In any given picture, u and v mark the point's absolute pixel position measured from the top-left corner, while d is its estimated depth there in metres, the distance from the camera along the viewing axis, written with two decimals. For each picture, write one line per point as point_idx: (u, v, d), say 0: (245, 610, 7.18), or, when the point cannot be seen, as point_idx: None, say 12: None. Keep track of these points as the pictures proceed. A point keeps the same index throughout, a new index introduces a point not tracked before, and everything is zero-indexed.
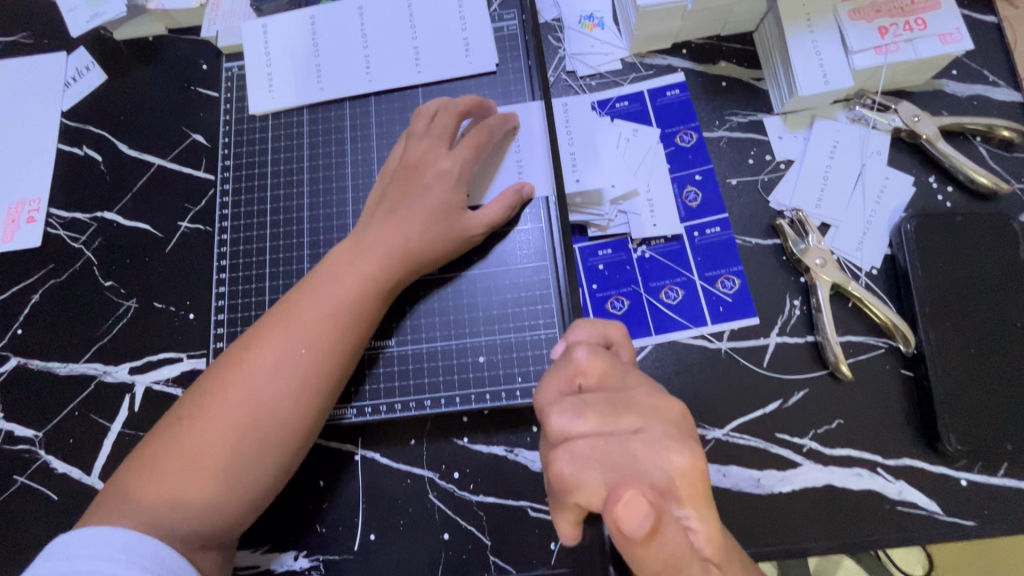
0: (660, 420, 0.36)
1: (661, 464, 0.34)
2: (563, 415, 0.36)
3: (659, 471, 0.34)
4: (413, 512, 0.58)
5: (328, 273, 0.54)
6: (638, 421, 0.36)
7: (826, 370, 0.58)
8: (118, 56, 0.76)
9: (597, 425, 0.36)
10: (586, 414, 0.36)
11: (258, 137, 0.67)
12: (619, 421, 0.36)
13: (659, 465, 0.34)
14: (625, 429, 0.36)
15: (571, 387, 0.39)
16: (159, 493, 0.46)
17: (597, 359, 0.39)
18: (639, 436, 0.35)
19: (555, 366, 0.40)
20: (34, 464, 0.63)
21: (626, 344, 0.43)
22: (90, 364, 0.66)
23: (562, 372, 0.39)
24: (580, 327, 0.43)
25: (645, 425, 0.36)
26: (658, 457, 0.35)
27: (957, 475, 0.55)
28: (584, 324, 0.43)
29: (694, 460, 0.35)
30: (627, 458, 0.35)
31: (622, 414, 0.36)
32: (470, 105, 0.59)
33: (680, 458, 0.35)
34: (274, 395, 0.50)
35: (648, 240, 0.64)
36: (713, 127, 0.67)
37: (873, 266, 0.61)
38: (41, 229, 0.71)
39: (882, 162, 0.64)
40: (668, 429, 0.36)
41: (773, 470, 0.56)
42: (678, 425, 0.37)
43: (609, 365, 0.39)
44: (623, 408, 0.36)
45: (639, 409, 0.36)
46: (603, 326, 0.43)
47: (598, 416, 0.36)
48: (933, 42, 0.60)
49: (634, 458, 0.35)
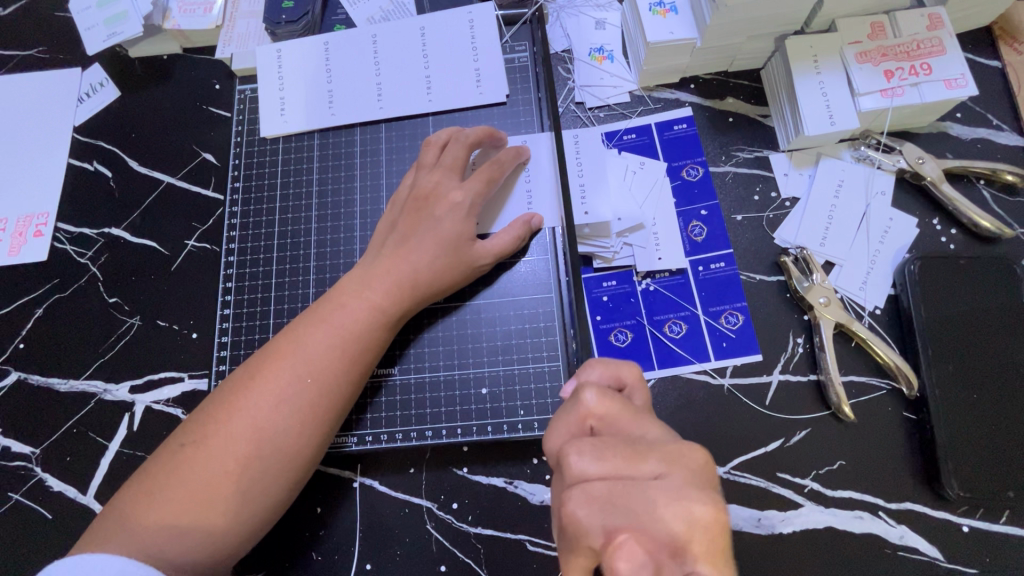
0: (682, 467, 0.36)
1: (679, 514, 0.33)
2: (580, 455, 0.36)
3: (678, 521, 0.33)
4: (410, 543, 0.58)
5: (335, 301, 0.54)
6: (658, 466, 0.35)
7: (828, 411, 0.58)
8: (132, 73, 0.77)
9: (616, 468, 0.35)
10: (603, 455, 0.36)
11: (269, 160, 0.68)
12: (640, 465, 0.35)
13: (680, 516, 0.33)
14: (646, 474, 0.35)
15: (583, 429, 0.39)
16: (159, 521, 0.46)
17: (607, 402, 0.40)
18: (659, 482, 0.35)
19: (568, 408, 0.41)
20: (30, 481, 0.63)
21: (640, 388, 0.44)
22: (90, 382, 0.66)
23: (575, 413, 0.40)
24: (593, 368, 0.44)
25: (665, 470, 0.35)
26: (680, 507, 0.33)
27: (959, 521, 0.55)
28: (595, 365, 0.45)
29: (715, 513, 0.34)
30: (647, 505, 0.34)
31: (642, 458, 0.36)
32: (482, 136, 0.60)
33: (699, 508, 0.34)
34: (277, 425, 0.50)
35: (653, 273, 0.64)
36: (719, 162, 0.67)
37: (876, 306, 0.61)
38: (47, 243, 0.71)
39: (887, 203, 0.64)
40: (689, 477, 0.35)
41: (774, 510, 0.56)
42: (700, 473, 0.36)
43: (622, 408, 0.40)
44: (644, 452, 0.36)
45: (660, 454, 0.36)
46: (616, 367, 0.44)
47: (618, 459, 0.36)
48: (938, 87, 0.61)
49: (654, 507, 0.33)
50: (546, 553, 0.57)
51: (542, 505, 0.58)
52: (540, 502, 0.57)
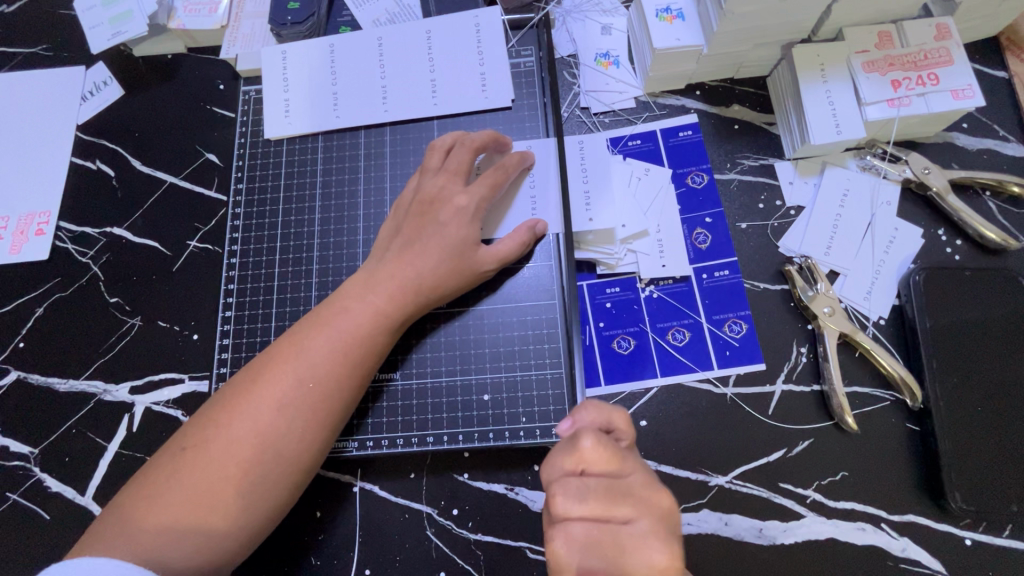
0: (651, 514, 0.37)
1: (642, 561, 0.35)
2: (563, 497, 0.37)
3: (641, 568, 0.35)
4: (410, 548, 0.57)
5: (339, 305, 0.54)
6: (630, 512, 0.37)
7: (831, 421, 0.58)
8: (136, 72, 0.76)
9: (595, 513, 0.36)
10: (586, 499, 0.37)
11: (273, 161, 0.67)
12: (617, 511, 0.36)
13: (643, 562, 0.35)
14: (619, 520, 0.36)
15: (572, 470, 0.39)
16: (159, 525, 0.46)
17: (601, 449, 0.38)
18: (629, 529, 0.36)
19: (560, 446, 0.40)
20: (28, 481, 0.63)
21: (628, 429, 0.43)
22: (90, 382, 0.66)
23: (566, 454, 0.39)
24: (584, 409, 0.43)
25: (636, 517, 0.36)
26: (644, 554, 0.35)
27: (961, 533, 0.55)
28: (587, 405, 0.43)
29: (672, 560, 0.35)
30: (616, 550, 0.35)
31: (620, 505, 0.37)
32: (486, 140, 0.59)
33: (661, 557, 0.35)
34: (279, 429, 0.49)
35: (657, 280, 0.64)
36: (724, 170, 0.67)
37: (881, 316, 0.61)
38: (49, 241, 0.71)
39: (892, 213, 0.64)
40: (656, 525, 0.36)
41: (776, 520, 0.56)
42: (666, 517, 0.37)
43: (612, 455, 0.38)
44: (622, 498, 0.37)
45: (635, 499, 0.37)
46: (607, 411, 0.43)
47: (598, 505, 0.37)
48: (945, 97, 0.61)
49: (622, 552, 0.35)
50: (546, 561, 0.56)
51: (543, 512, 0.57)
52: (540, 509, 0.57)
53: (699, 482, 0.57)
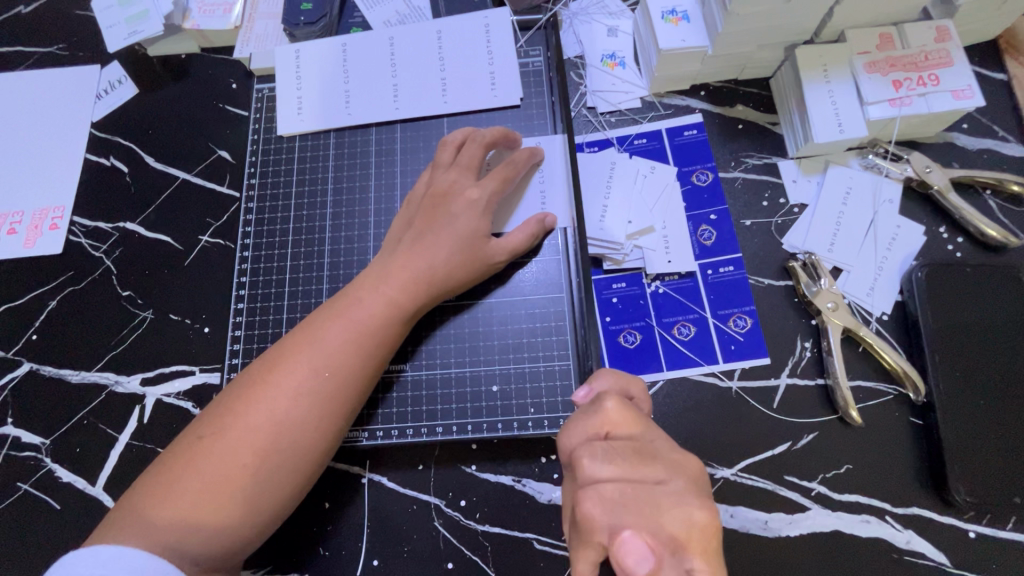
0: (683, 474, 0.38)
1: (679, 516, 0.35)
2: (593, 459, 0.38)
3: (677, 523, 0.35)
4: (418, 539, 0.58)
5: (353, 296, 0.55)
6: (662, 472, 0.37)
7: (835, 415, 0.59)
8: (151, 71, 0.78)
9: (625, 472, 0.37)
10: (615, 460, 0.38)
11: (285, 158, 0.69)
12: (646, 470, 0.37)
13: (679, 519, 0.35)
14: (651, 478, 0.37)
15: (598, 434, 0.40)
16: (176, 514, 0.46)
17: (624, 410, 0.41)
18: (663, 487, 0.37)
19: (582, 413, 0.42)
20: (39, 472, 0.63)
21: (646, 399, 0.46)
22: (102, 373, 0.67)
23: (590, 419, 0.41)
24: (604, 378, 0.47)
25: (668, 477, 0.37)
26: (679, 510, 0.36)
27: (966, 526, 0.55)
28: (606, 375, 0.47)
29: (709, 518, 0.36)
30: (650, 506, 0.36)
31: (649, 463, 0.38)
32: (496, 136, 0.61)
33: (697, 511, 0.36)
34: (295, 418, 0.50)
35: (662, 275, 0.65)
36: (729, 168, 0.68)
37: (884, 312, 0.62)
38: (63, 236, 0.72)
39: (894, 211, 0.65)
40: (688, 483, 0.37)
41: (781, 513, 0.56)
42: (697, 479, 0.38)
43: (635, 417, 0.41)
44: (650, 458, 0.38)
45: (663, 461, 0.38)
46: (624, 380, 0.46)
47: (627, 463, 0.38)
48: (945, 97, 0.62)
49: (657, 507, 0.36)
50: (553, 552, 0.57)
51: (550, 504, 0.58)
52: (548, 501, 0.58)
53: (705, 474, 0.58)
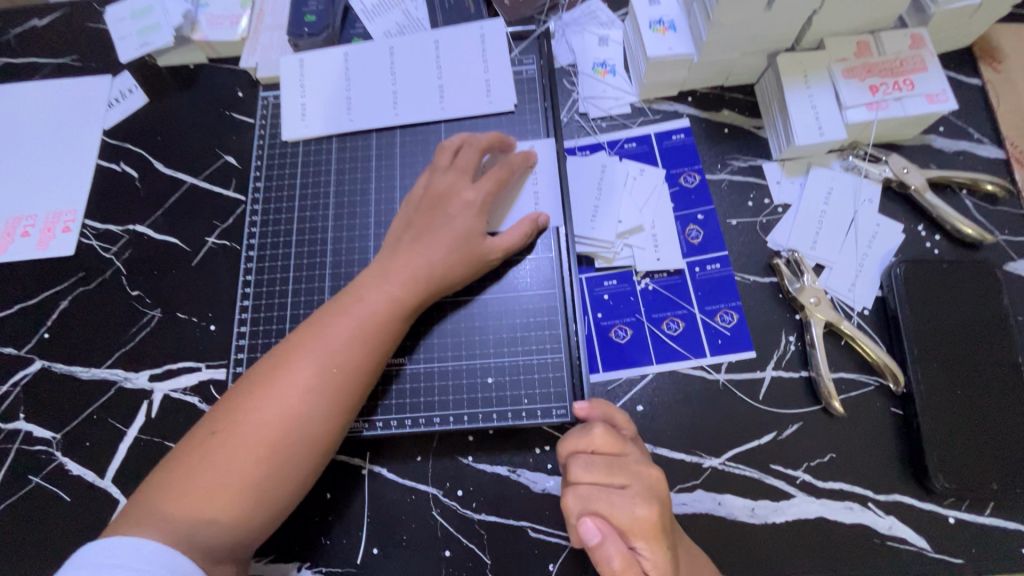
0: (642, 483, 0.48)
1: (630, 510, 0.46)
2: (576, 466, 0.48)
3: (625, 515, 0.46)
4: (416, 528, 0.60)
5: (356, 294, 0.58)
6: (626, 480, 0.48)
7: (819, 406, 0.61)
8: (160, 80, 0.81)
9: (598, 478, 0.48)
10: (593, 468, 0.48)
11: (289, 162, 0.72)
12: (614, 478, 0.48)
13: (628, 513, 0.46)
14: (616, 484, 0.48)
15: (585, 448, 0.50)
16: (190, 506, 0.48)
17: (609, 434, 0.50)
18: (623, 491, 0.47)
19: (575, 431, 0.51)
20: (50, 465, 0.65)
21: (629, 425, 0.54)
22: (112, 370, 0.69)
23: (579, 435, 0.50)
24: (596, 404, 0.55)
25: (629, 484, 0.48)
26: (628, 507, 0.46)
27: (946, 512, 0.57)
28: (598, 403, 0.55)
29: (652, 514, 0.46)
30: (610, 503, 0.46)
31: (617, 473, 0.48)
32: (492, 141, 0.64)
33: (643, 508, 0.46)
34: (302, 411, 0.52)
35: (652, 273, 0.67)
36: (715, 170, 0.71)
37: (865, 307, 0.64)
38: (74, 238, 0.74)
39: (874, 210, 0.68)
40: (643, 490, 0.47)
41: (767, 500, 0.58)
42: (655, 489, 0.48)
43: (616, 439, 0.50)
44: (619, 469, 0.48)
45: (629, 471, 0.48)
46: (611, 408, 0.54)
47: (601, 472, 0.48)
48: (920, 102, 0.65)
49: (614, 504, 0.46)
50: (547, 539, 0.59)
51: (544, 493, 0.60)
52: (542, 490, 0.60)
53: (694, 463, 0.60)
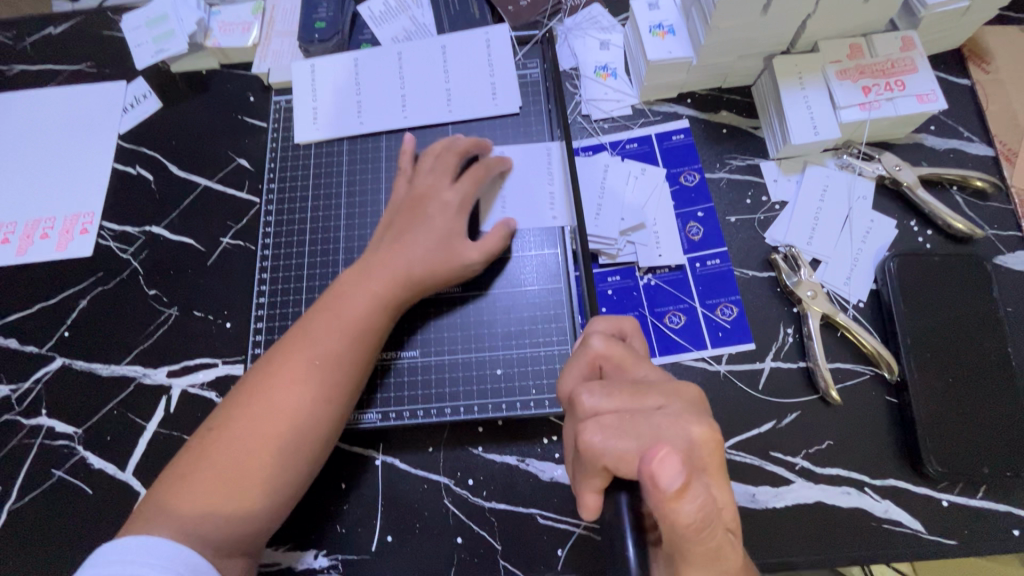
0: (679, 398, 0.41)
1: (685, 433, 0.38)
2: (593, 394, 0.41)
3: (682, 439, 0.38)
4: (429, 516, 0.62)
5: (340, 294, 0.60)
6: (659, 399, 0.41)
7: (816, 395, 0.63)
8: (174, 86, 0.83)
9: (625, 401, 0.41)
10: (613, 393, 0.41)
11: (302, 163, 0.74)
12: (645, 399, 0.41)
13: (686, 436, 0.38)
14: (650, 405, 0.40)
15: (594, 369, 0.45)
16: (192, 502, 0.50)
17: (615, 347, 0.45)
18: (662, 412, 0.40)
19: (578, 356, 0.46)
20: (72, 459, 0.68)
21: (638, 336, 0.51)
22: (130, 366, 0.71)
23: (585, 359, 0.46)
24: (597, 321, 0.51)
25: (665, 402, 0.41)
26: (680, 428, 0.39)
27: (939, 496, 0.59)
28: (599, 319, 0.51)
29: (710, 432, 0.39)
30: (654, 428, 0.39)
31: (647, 393, 0.41)
32: (470, 145, 0.67)
33: (700, 427, 0.38)
34: (293, 404, 0.55)
35: (654, 269, 0.70)
36: (714, 169, 0.73)
37: (860, 299, 0.67)
38: (93, 239, 0.77)
39: (868, 207, 0.70)
40: (686, 406, 0.40)
41: (768, 486, 0.60)
42: (694, 403, 0.41)
43: (625, 351, 0.45)
44: (647, 389, 0.41)
45: (660, 389, 0.41)
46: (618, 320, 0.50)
47: (625, 395, 0.41)
48: (911, 101, 0.67)
49: (660, 429, 0.39)
50: (555, 526, 0.61)
51: (552, 481, 0.62)
52: (550, 478, 0.62)
53: None
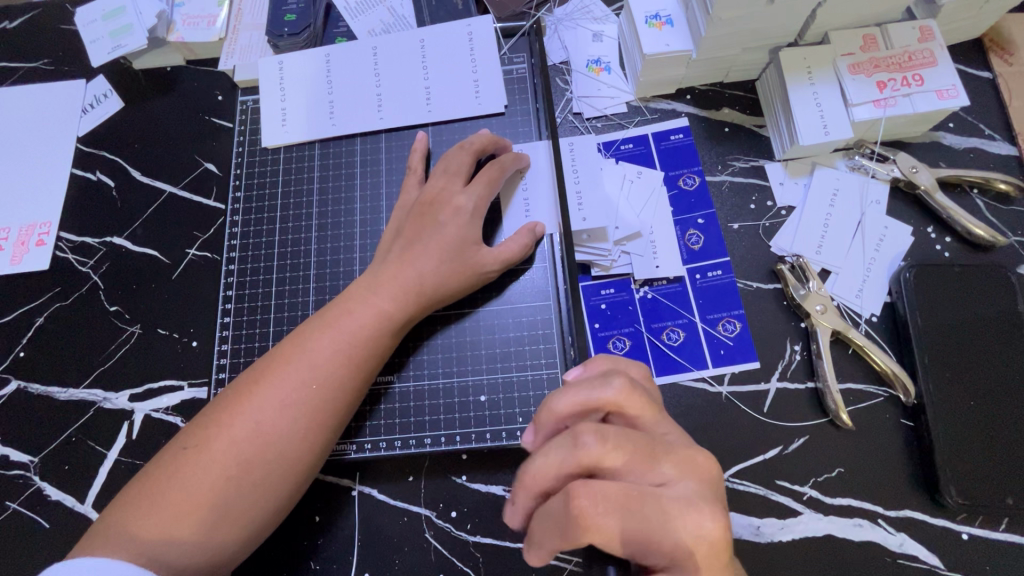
0: (694, 477, 0.38)
1: (689, 527, 0.36)
2: (601, 445, 0.36)
3: (686, 534, 0.36)
4: (409, 552, 0.57)
5: (342, 307, 0.55)
6: (669, 474, 0.37)
7: (826, 418, 0.58)
8: (136, 84, 0.78)
9: (628, 469, 0.37)
10: (621, 450, 0.37)
11: (270, 169, 0.69)
12: (653, 471, 0.37)
13: (689, 528, 0.36)
14: (656, 480, 0.37)
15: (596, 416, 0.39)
16: (157, 526, 0.46)
17: (633, 395, 0.39)
18: (669, 492, 0.37)
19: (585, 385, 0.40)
20: (28, 490, 0.63)
21: (647, 380, 0.45)
22: (90, 390, 0.66)
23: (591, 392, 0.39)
24: (598, 361, 0.44)
25: (676, 480, 0.37)
26: (690, 519, 0.36)
27: (958, 528, 0.55)
28: (603, 358, 0.45)
29: (720, 529, 0.37)
30: (656, 512, 0.36)
31: (658, 463, 0.38)
32: (485, 142, 0.61)
33: (709, 524, 0.36)
34: (281, 429, 0.50)
35: (651, 281, 0.65)
36: (715, 171, 0.68)
37: (873, 314, 0.62)
38: (49, 251, 0.71)
39: (881, 212, 0.65)
40: (699, 488, 0.37)
41: (774, 518, 0.56)
42: (707, 482, 0.38)
43: (643, 403, 0.40)
44: (660, 457, 0.38)
45: (675, 460, 0.38)
46: (628, 363, 0.45)
47: (633, 458, 0.37)
48: (930, 98, 0.62)
49: (663, 515, 0.36)
50: (544, 562, 0.56)
51: None
52: None
53: None
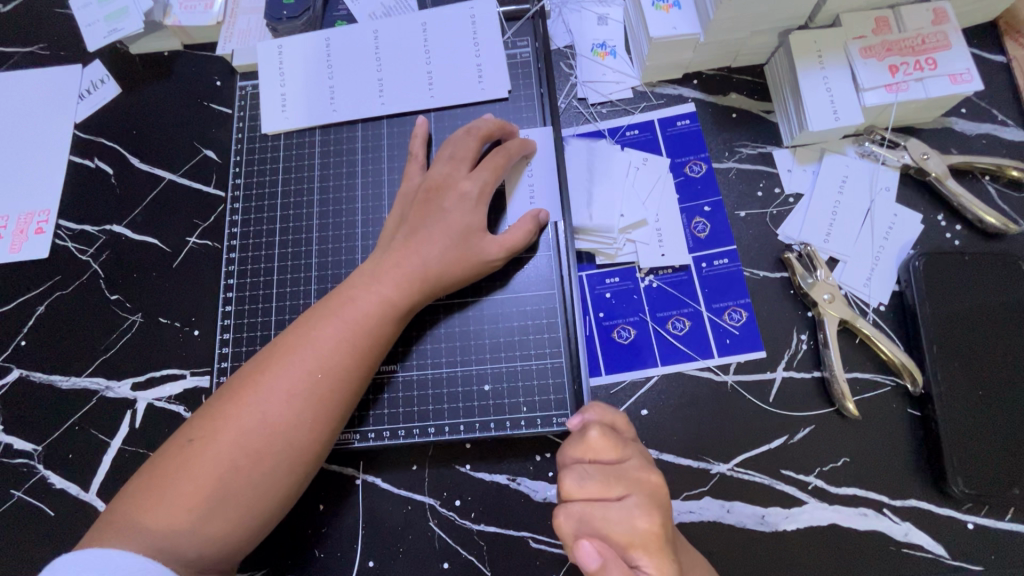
0: (641, 490, 0.42)
1: (627, 525, 0.40)
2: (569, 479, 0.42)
3: (624, 529, 0.40)
4: (413, 540, 0.57)
5: (346, 295, 0.55)
6: (623, 489, 0.42)
7: (832, 407, 0.58)
8: (133, 69, 0.76)
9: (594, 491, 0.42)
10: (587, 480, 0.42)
11: (270, 156, 0.68)
12: (611, 489, 0.42)
13: (627, 525, 0.40)
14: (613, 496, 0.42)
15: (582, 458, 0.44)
16: (166, 518, 0.46)
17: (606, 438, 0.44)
18: (620, 502, 0.41)
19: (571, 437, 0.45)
20: (33, 478, 0.63)
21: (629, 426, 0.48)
22: (92, 379, 0.66)
23: (576, 443, 0.44)
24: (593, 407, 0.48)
25: (628, 493, 0.42)
26: (628, 518, 0.41)
27: (964, 517, 0.55)
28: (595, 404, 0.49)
29: (655, 526, 0.40)
30: (604, 519, 0.41)
31: (615, 483, 0.42)
32: (492, 127, 0.60)
33: (644, 520, 0.40)
34: (288, 420, 0.50)
35: (656, 269, 0.64)
36: (723, 158, 0.67)
37: (881, 303, 0.61)
38: (48, 239, 0.71)
39: (891, 199, 0.64)
40: (643, 498, 0.42)
41: (779, 507, 0.56)
42: (654, 496, 0.42)
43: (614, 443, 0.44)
44: (617, 478, 0.42)
45: (627, 479, 0.42)
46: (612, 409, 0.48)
47: (597, 484, 0.42)
48: (942, 82, 0.61)
49: (610, 519, 0.41)
50: (548, 551, 0.56)
51: (545, 502, 0.57)
52: (542, 499, 0.57)
53: (701, 469, 0.57)
